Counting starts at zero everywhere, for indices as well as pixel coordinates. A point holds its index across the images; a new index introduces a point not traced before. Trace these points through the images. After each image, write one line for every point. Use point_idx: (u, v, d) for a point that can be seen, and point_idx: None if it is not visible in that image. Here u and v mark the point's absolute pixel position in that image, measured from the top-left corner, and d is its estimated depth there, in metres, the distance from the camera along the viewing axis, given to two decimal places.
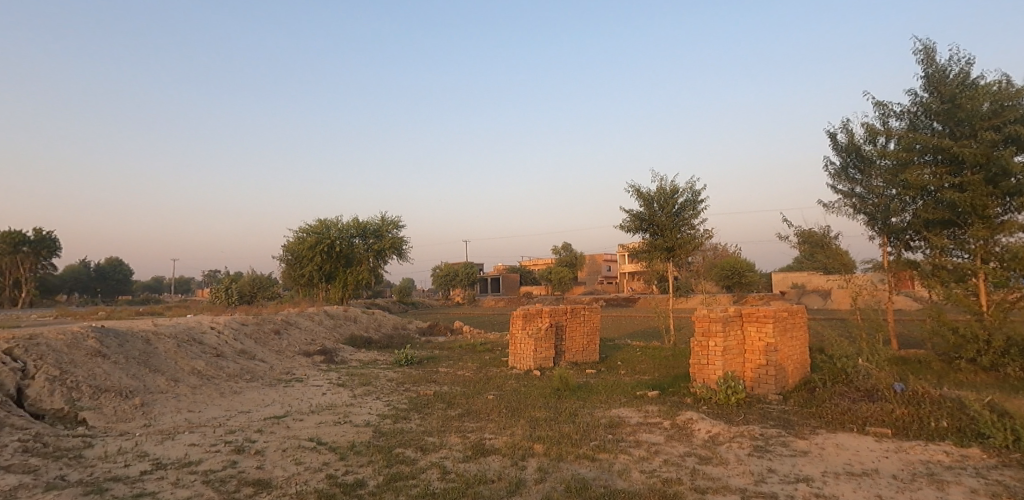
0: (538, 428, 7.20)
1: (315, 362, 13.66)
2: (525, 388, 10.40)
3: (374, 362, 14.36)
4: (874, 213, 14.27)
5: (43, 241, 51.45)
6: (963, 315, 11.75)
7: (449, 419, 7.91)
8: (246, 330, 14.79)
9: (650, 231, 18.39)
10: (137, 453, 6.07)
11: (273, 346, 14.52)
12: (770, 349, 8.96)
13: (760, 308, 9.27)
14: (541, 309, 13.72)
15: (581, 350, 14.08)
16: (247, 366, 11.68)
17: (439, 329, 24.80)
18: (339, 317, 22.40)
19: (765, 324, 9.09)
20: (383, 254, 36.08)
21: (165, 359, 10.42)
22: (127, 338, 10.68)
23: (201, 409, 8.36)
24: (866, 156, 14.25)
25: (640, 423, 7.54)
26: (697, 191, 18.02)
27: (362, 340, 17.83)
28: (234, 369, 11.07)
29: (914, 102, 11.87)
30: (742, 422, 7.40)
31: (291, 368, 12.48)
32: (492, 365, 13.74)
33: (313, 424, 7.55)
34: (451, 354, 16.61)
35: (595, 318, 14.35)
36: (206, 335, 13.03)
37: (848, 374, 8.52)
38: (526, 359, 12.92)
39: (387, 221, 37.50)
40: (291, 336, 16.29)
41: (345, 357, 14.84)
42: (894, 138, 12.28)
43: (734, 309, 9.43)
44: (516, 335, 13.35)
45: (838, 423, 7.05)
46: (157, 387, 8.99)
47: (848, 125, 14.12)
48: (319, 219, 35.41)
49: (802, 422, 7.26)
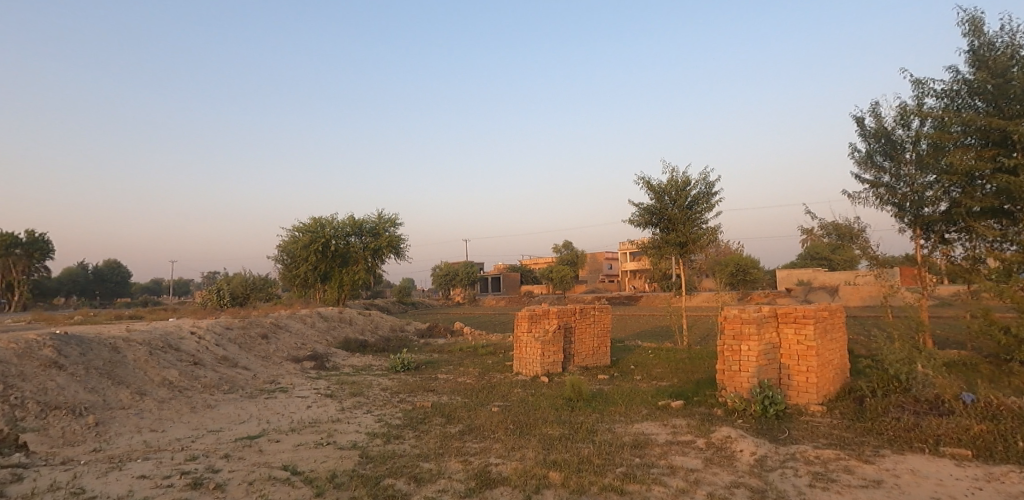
0: (552, 450, 6.15)
1: (303, 369, 12.62)
2: (533, 397, 9.34)
3: (367, 368, 13.32)
4: (904, 203, 13.29)
5: (35, 243, 50.41)
6: (1013, 313, 10.69)
7: (449, 438, 6.85)
8: (231, 335, 13.75)
9: (661, 225, 17.35)
10: (71, 489, 5.01)
11: (259, 352, 13.45)
12: (812, 354, 7.91)
13: (799, 308, 8.22)
14: (548, 310, 12.69)
15: (591, 354, 13.03)
16: (227, 375, 10.63)
17: (439, 331, 23.70)
18: (333, 320, 21.31)
19: (805, 326, 8.05)
20: (380, 252, 34.69)
21: (133, 369, 9.38)
22: (91, 345, 9.62)
23: (165, 428, 7.30)
24: (897, 141, 13.23)
25: (669, 442, 6.52)
26: (711, 182, 16.99)
27: (356, 344, 16.76)
28: (211, 379, 10.04)
29: (955, 79, 10.89)
30: (790, 440, 6.36)
31: (277, 376, 11.44)
32: (495, 371, 12.67)
33: (291, 447, 6.51)
34: (451, 358, 15.53)
35: (606, 319, 13.34)
36: (185, 341, 11.98)
37: (902, 382, 7.47)
38: (533, 364, 11.88)
39: (384, 219, 36.29)
40: (281, 341, 15.24)
41: (337, 363, 13.80)
42: (935, 119, 11.21)
43: (768, 308, 8.38)
44: (521, 338, 12.29)
45: (904, 442, 6.02)
46: (119, 403, 7.96)
47: (878, 108, 13.06)
48: (313, 217, 34.08)
49: (861, 442, 6.23)
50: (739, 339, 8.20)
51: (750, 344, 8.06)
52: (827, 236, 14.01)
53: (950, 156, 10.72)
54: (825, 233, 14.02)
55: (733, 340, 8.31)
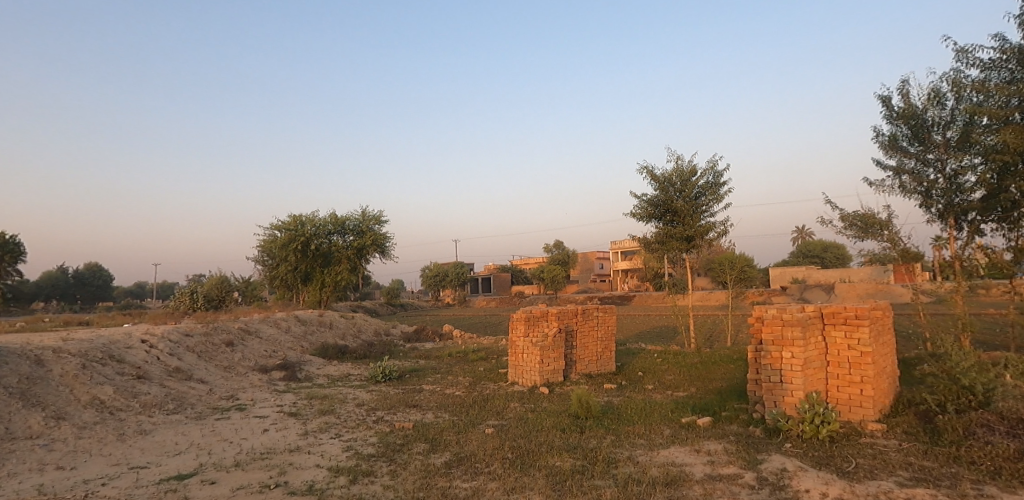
0: (564, 493, 4.78)
1: (270, 381, 11.12)
2: (533, 414, 7.94)
3: (345, 379, 11.87)
4: (935, 190, 12.19)
5: (5, 246, 48.01)
6: None
7: (432, 475, 5.44)
8: (189, 342, 12.21)
9: (664, 218, 16.09)
10: None
11: (222, 362, 11.93)
12: (868, 361, 6.57)
13: (850, 307, 6.88)
14: (547, 311, 11.35)
15: (595, 360, 11.69)
16: (175, 391, 9.13)
17: (427, 335, 22.22)
18: (312, 324, 19.76)
19: (857, 329, 6.74)
20: (364, 251, 33.00)
21: (57, 387, 7.85)
22: (8, 357, 8.07)
23: (75, 465, 5.81)
24: (927, 123, 12.11)
25: (711, 477, 5.17)
26: (719, 172, 15.73)
27: (334, 350, 15.27)
28: (154, 397, 8.53)
29: (1006, 48, 9.74)
30: (863, 475, 5.02)
31: (236, 391, 9.94)
32: (488, 381, 11.28)
33: (226, 492, 5.03)
34: (439, 366, 14.10)
35: (610, 321, 12.00)
36: (131, 351, 10.42)
37: (979, 395, 6.21)
38: (531, 373, 10.53)
39: (369, 215, 34.57)
40: (249, 348, 13.70)
41: (310, 373, 12.32)
42: (983, 91, 9.97)
43: (812, 308, 7.06)
44: (517, 344, 10.98)
45: (1014, 476, 4.72)
46: (23, 432, 6.43)
47: (907, 87, 11.87)
48: (293, 215, 32.38)
49: (954, 476, 4.93)
50: (779, 345, 6.88)
51: (792, 350, 6.73)
52: (850, 228, 12.84)
53: (1004, 134, 9.56)
54: (848, 225, 12.84)
55: (771, 345, 6.98)
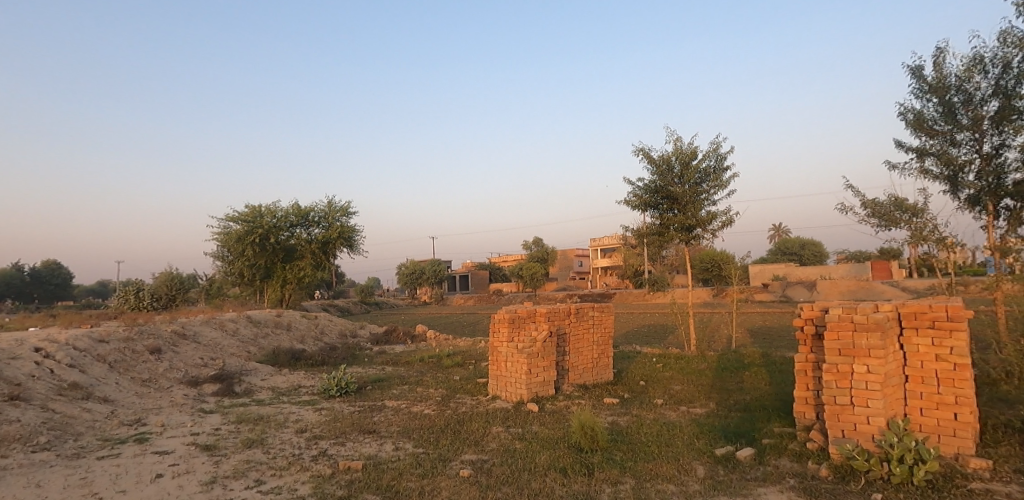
0: None
1: (196, 398, 9.07)
2: (521, 445, 6.16)
3: (293, 393, 9.92)
4: (971, 172, 10.80)
5: None
6: None
7: None
8: (101, 350, 10.07)
9: (662, 205, 14.47)
10: None
11: (139, 374, 9.83)
12: (966, 377, 4.97)
13: (937, 305, 5.30)
14: (535, 311, 9.57)
15: (590, 367, 9.98)
16: (58, 416, 7.07)
17: (397, 337, 20.26)
18: (267, 326, 17.62)
19: (950, 335, 5.13)
20: (330, 245, 30.67)
21: None
22: None
23: None
24: (965, 96, 10.66)
25: None
26: (723, 155, 14.16)
27: (286, 356, 13.24)
28: (22, 426, 6.46)
29: None
30: None
31: (146, 413, 7.90)
32: (464, 395, 9.45)
33: None
34: (407, 374, 12.24)
35: (607, 322, 10.32)
36: (14, 364, 8.25)
37: None
38: (516, 386, 8.76)
39: (336, 206, 32.14)
40: (183, 356, 11.63)
41: (252, 385, 10.32)
42: None
43: (886, 308, 5.46)
44: (500, 351, 9.17)
45: None
46: None
47: (944, 54, 10.41)
48: (251, 205, 29.85)
49: None
50: (849, 355, 5.21)
51: (869, 362, 5.06)
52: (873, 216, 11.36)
53: None
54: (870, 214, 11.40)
55: (837, 355, 5.30)
